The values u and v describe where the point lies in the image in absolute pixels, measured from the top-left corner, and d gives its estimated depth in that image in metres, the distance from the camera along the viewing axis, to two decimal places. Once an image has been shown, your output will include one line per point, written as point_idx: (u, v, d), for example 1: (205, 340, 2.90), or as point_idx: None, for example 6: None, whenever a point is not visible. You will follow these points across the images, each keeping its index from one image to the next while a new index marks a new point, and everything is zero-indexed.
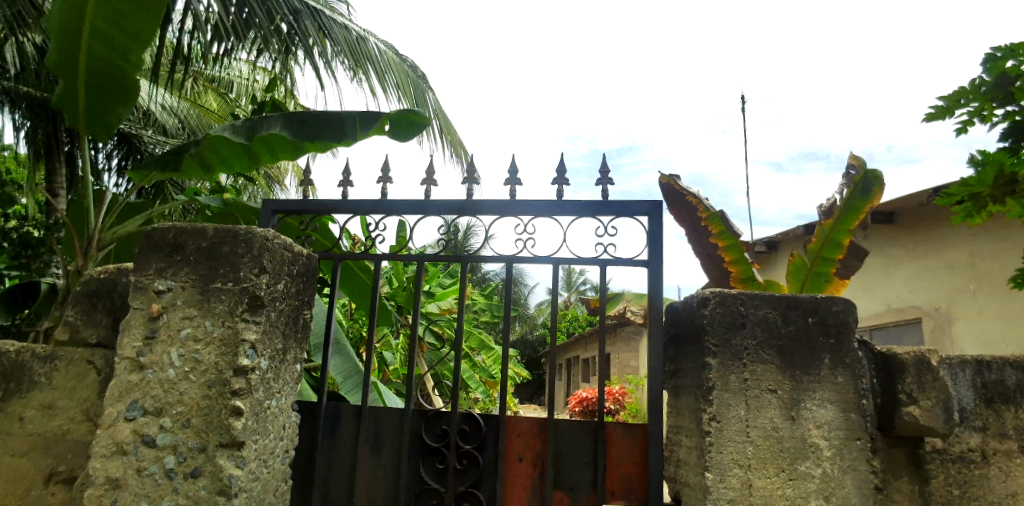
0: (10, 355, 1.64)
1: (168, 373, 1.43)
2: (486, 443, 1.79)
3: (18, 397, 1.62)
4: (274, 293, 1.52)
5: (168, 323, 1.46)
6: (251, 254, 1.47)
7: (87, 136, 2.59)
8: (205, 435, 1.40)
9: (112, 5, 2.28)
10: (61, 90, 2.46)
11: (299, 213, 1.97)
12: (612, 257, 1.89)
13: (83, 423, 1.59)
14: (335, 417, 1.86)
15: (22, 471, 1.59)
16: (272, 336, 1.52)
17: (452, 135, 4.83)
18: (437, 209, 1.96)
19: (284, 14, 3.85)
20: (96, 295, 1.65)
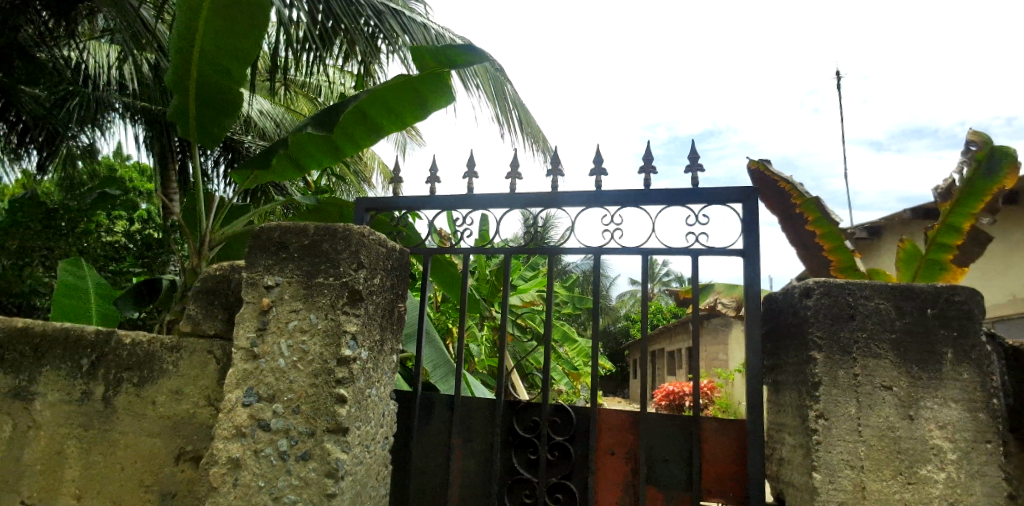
0: (143, 345, 1.81)
1: (278, 362, 1.52)
2: (578, 436, 1.79)
3: (152, 383, 1.79)
4: (371, 287, 1.59)
5: (277, 315, 1.55)
6: (349, 250, 1.55)
7: (198, 146, 2.80)
8: (313, 421, 1.48)
9: (219, 23, 2.48)
10: (174, 105, 2.69)
11: (390, 209, 2.04)
12: (704, 246, 1.82)
13: (206, 407, 1.73)
14: (429, 407, 1.92)
15: (155, 450, 1.76)
16: (371, 328, 1.59)
17: (531, 126, 4.83)
18: (522, 202, 1.96)
19: (367, 17, 4.04)
20: (213, 291, 1.77)
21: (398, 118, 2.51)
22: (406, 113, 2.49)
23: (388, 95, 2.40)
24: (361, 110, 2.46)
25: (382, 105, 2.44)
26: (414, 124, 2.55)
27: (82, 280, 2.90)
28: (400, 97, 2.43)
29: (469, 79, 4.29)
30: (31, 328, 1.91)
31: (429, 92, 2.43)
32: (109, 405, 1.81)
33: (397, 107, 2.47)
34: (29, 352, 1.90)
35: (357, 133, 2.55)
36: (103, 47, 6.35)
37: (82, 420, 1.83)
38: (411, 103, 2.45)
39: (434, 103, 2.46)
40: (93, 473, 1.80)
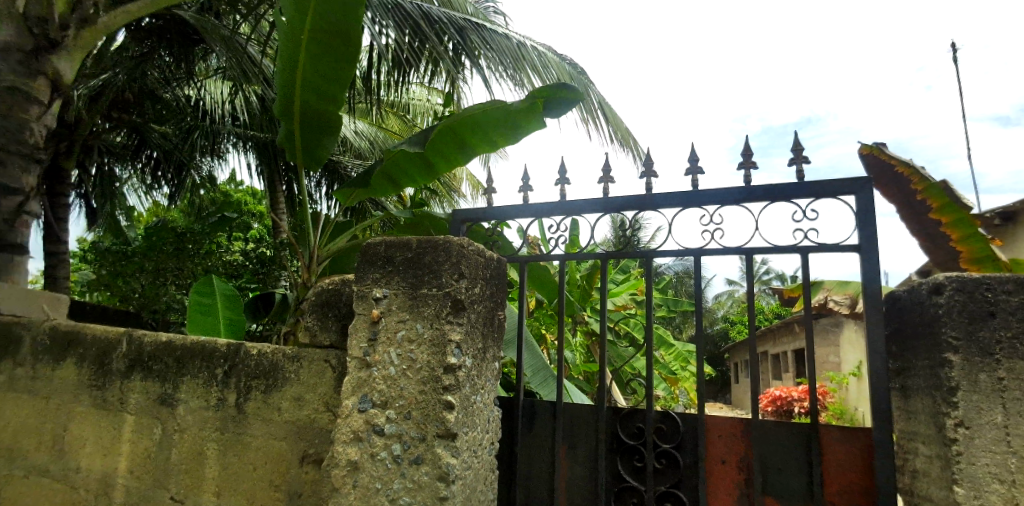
0: (268, 356, 1.96)
1: (390, 371, 1.60)
2: (685, 443, 1.75)
3: (277, 391, 1.93)
4: (472, 296, 1.63)
5: (386, 326, 1.63)
6: (450, 261, 1.60)
7: (304, 167, 3.02)
8: (424, 426, 1.54)
9: (321, 55, 2.65)
10: (284, 131, 2.91)
11: (487, 220, 2.09)
12: (815, 243, 1.72)
13: (325, 413, 1.85)
14: (532, 413, 1.94)
15: (282, 452, 1.90)
16: (473, 337, 1.64)
17: (619, 125, 4.75)
18: (618, 207, 1.94)
19: (451, 34, 4.19)
20: (327, 304, 1.90)
21: (489, 140, 2.55)
22: (498, 136, 2.53)
23: (480, 118, 2.45)
24: (454, 131, 2.53)
25: (474, 126, 2.49)
26: (504, 147, 2.58)
27: (210, 295, 3.18)
28: (490, 120, 2.47)
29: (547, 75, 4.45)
30: (174, 341, 2.13)
31: (520, 116, 2.44)
32: (241, 410, 1.98)
33: (487, 130, 2.51)
34: (172, 363, 2.12)
35: (449, 153, 2.62)
36: (217, 84, 6.97)
37: (218, 424, 2.01)
38: (501, 126, 2.48)
39: (525, 127, 2.48)
40: (229, 472, 1.96)
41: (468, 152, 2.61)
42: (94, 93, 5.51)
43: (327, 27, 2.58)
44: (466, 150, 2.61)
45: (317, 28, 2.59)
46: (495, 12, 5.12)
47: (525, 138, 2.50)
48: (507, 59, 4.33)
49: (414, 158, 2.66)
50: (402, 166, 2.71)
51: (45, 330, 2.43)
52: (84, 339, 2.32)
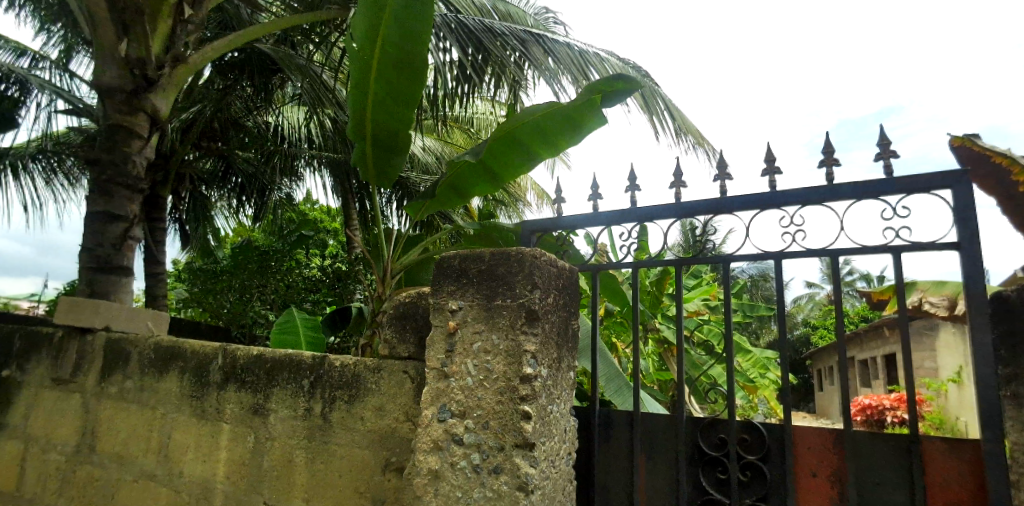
0: (350, 367, 2.04)
1: (467, 381, 1.63)
2: (772, 454, 1.68)
3: (359, 401, 2.01)
4: (546, 306, 1.64)
5: (462, 337, 1.66)
6: (523, 272, 1.62)
7: (377, 186, 3.14)
8: (502, 436, 1.56)
9: (388, 75, 2.77)
10: (357, 151, 3.04)
11: (557, 229, 2.09)
12: (907, 242, 1.62)
13: (406, 422, 1.90)
14: (609, 422, 1.92)
15: (366, 460, 1.97)
16: (548, 347, 1.65)
17: (688, 124, 4.66)
18: (692, 212, 1.90)
19: (513, 47, 4.27)
20: (405, 317, 1.97)
21: (550, 143, 2.55)
22: (558, 138, 2.53)
23: (539, 121, 2.47)
24: (514, 135, 2.55)
25: (533, 131, 2.51)
26: (566, 150, 2.57)
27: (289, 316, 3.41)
28: (549, 123, 2.48)
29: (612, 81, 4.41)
30: (265, 354, 2.26)
31: (579, 117, 2.43)
32: (327, 419, 2.06)
33: (547, 133, 2.52)
34: (263, 375, 2.24)
35: (510, 159, 2.64)
36: (293, 109, 7.36)
37: (306, 432, 2.10)
38: (561, 128, 2.48)
39: (584, 127, 2.46)
40: (317, 479, 2.05)
41: (530, 159, 2.62)
42: (185, 125, 5.94)
43: (395, 47, 2.70)
44: (528, 155, 2.62)
45: (387, 49, 2.72)
46: (555, 22, 5.14)
47: (585, 139, 2.49)
48: (570, 66, 4.35)
49: (476, 166, 2.70)
50: (467, 176, 2.76)
51: (150, 345, 2.63)
52: (184, 353, 2.50)
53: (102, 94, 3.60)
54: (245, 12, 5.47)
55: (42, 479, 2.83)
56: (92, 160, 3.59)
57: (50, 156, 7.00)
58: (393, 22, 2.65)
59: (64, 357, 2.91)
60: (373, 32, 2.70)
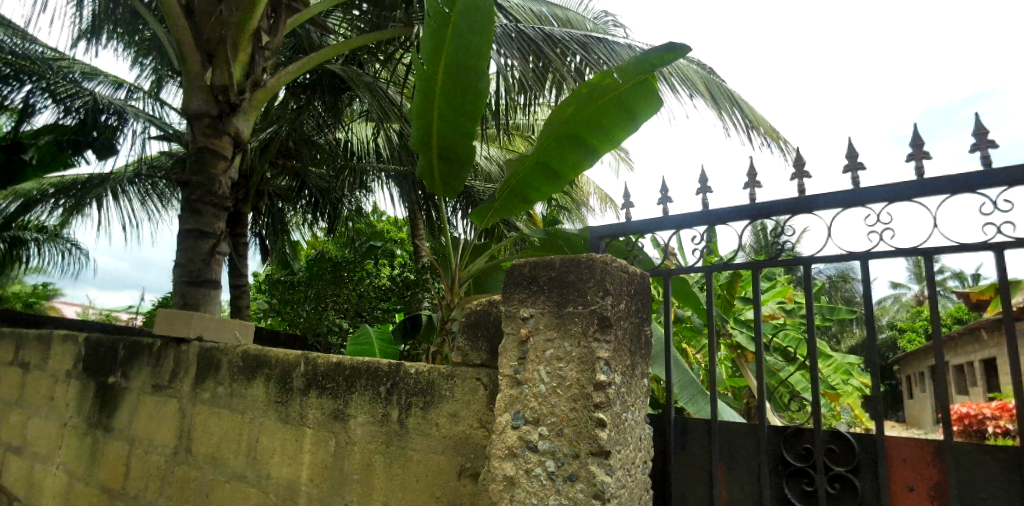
0: (424, 374, 2.09)
1: (540, 388, 1.63)
2: (863, 466, 1.59)
3: (434, 407, 2.05)
4: (618, 312, 1.63)
5: (535, 345, 1.67)
6: (594, 278, 1.61)
7: (443, 198, 3.20)
8: (577, 443, 1.55)
9: (450, 88, 2.84)
10: (422, 165, 3.12)
11: (626, 234, 2.07)
12: (1012, 238, 1.50)
13: (480, 429, 1.92)
14: (685, 430, 1.88)
15: (442, 466, 2.00)
16: (621, 354, 1.63)
17: (759, 118, 4.52)
18: (768, 212, 1.83)
19: (573, 52, 4.29)
20: (477, 325, 2.00)
21: (608, 134, 2.61)
22: (616, 127, 2.58)
23: (598, 111, 2.54)
24: (572, 129, 2.61)
25: (593, 122, 2.57)
26: (624, 140, 2.62)
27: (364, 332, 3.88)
28: (608, 111, 2.54)
29: (679, 81, 4.30)
30: (344, 362, 2.35)
31: (636, 101, 2.49)
32: (403, 425, 2.12)
33: (607, 123, 2.57)
34: (342, 381, 2.34)
35: (570, 155, 2.69)
36: (362, 125, 7.65)
37: (384, 437, 2.17)
38: (621, 115, 2.54)
39: (643, 111, 2.51)
40: (395, 483, 2.10)
41: (592, 153, 2.66)
42: (263, 145, 6.28)
43: (457, 61, 2.77)
44: (589, 149, 2.66)
45: (450, 63, 2.78)
46: (615, 24, 5.11)
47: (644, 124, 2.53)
48: None
49: (537, 165, 2.75)
50: (530, 177, 2.80)
51: (238, 353, 2.79)
52: (269, 361, 2.64)
53: (191, 120, 3.86)
54: (316, 35, 5.74)
55: (145, 478, 3.05)
56: (183, 182, 3.85)
57: (145, 179, 7.57)
58: (454, 36, 2.72)
59: (163, 364, 3.13)
60: (436, 48, 2.77)
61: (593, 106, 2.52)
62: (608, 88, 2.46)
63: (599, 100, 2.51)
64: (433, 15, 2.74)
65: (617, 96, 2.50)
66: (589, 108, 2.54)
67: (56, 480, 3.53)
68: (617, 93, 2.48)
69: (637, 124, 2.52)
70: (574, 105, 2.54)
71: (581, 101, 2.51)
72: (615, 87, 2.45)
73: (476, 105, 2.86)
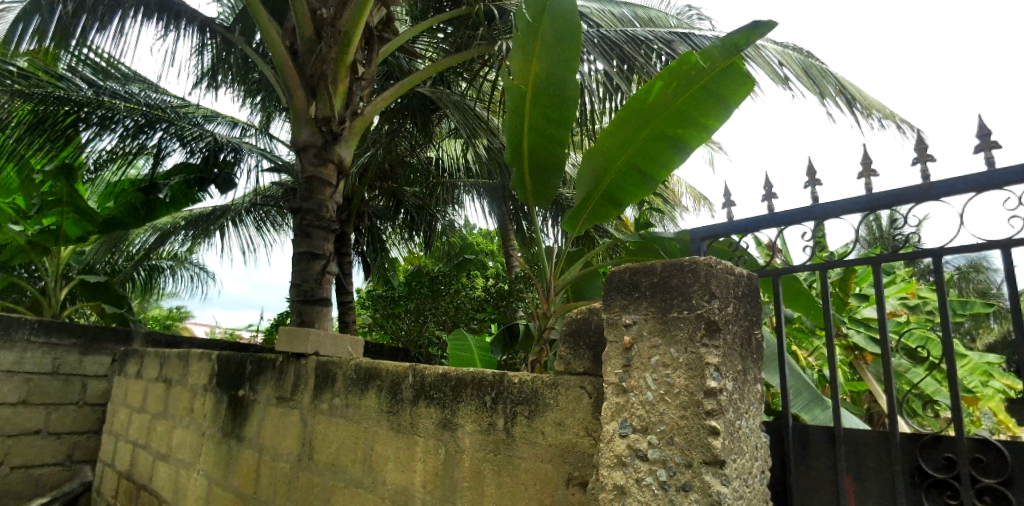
0: (528, 384, 2.12)
1: (647, 396, 1.60)
2: (1018, 478, 1.43)
3: (538, 416, 2.07)
4: (726, 316, 1.58)
5: (639, 352, 1.65)
6: (699, 282, 1.57)
7: (535, 208, 3.23)
8: (689, 452, 1.50)
9: (538, 99, 2.88)
10: (515, 178, 3.18)
11: (729, 234, 1.99)
12: None
13: (586, 437, 1.92)
14: (805, 439, 1.78)
15: (550, 475, 2.01)
16: (732, 359, 1.58)
17: (868, 100, 4.18)
18: (885, 203, 1.69)
19: (659, 49, 4.22)
20: (578, 333, 2.01)
21: (699, 124, 2.56)
22: (707, 116, 2.52)
23: (686, 101, 2.50)
24: (661, 124, 2.59)
25: (681, 114, 2.54)
26: (717, 129, 2.55)
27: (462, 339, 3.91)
28: (696, 101, 2.50)
29: (772, 69, 4.11)
30: (450, 372, 2.44)
31: (726, 86, 2.44)
32: (510, 434, 2.16)
33: (697, 113, 2.53)
34: (449, 391, 2.42)
35: (661, 151, 2.65)
36: (452, 143, 7.91)
37: (491, 445, 2.22)
38: (711, 103, 2.49)
39: (734, 96, 2.45)
40: (503, 491, 2.14)
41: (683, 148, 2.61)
42: (362, 169, 6.64)
43: (544, 70, 2.82)
44: (679, 142, 2.62)
45: (537, 74, 2.84)
46: (700, 17, 4.97)
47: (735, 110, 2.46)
48: None
49: (627, 166, 2.73)
50: (621, 179, 2.78)
51: (351, 366, 2.96)
52: (379, 373, 2.78)
53: (300, 151, 4.16)
54: (405, 61, 6.01)
55: (273, 484, 3.29)
56: (295, 209, 4.15)
57: (260, 208, 8.23)
58: (540, 46, 2.77)
59: (285, 378, 3.38)
60: (523, 60, 2.84)
61: (680, 98, 2.49)
62: (694, 75, 2.43)
63: (687, 90, 2.47)
64: (519, 28, 2.81)
65: (705, 85, 2.46)
66: (677, 100, 2.50)
67: (197, 484, 3.89)
68: (705, 80, 2.44)
69: (730, 111, 2.46)
70: (661, 98, 2.52)
71: (668, 94, 2.49)
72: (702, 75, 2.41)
73: (565, 112, 2.88)
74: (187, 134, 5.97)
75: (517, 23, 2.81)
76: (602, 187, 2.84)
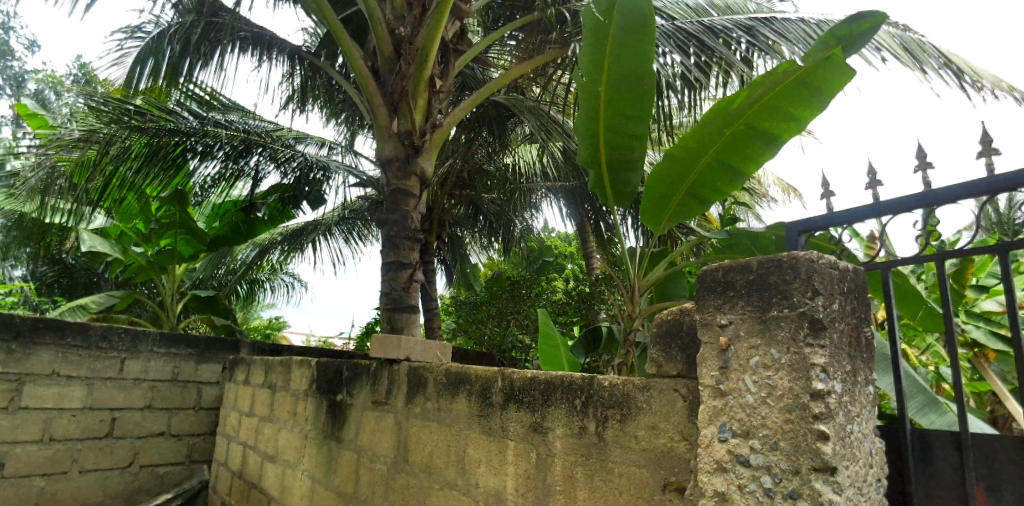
0: (619, 387, 2.09)
1: (747, 399, 1.54)
2: None
3: (631, 420, 2.04)
4: (832, 314, 1.49)
5: (737, 353, 1.58)
6: (800, 279, 1.50)
7: (616, 206, 3.21)
8: (796, 458, 1.43)
9: (615, 98, 2.84)
10: (593, 178, 3.17)
11: (829, 227, 1.86)
12: None
13: (682, 442, 1.87)
14: (925, 444, 1.65)
15: (645, 481, 1.96)
16: (840, 359, 1.49)
17: (979, 72, 3.83)
18: (1010, 183, 1.53)
19: (739, 37, 4.06)
20: (670, 335, 1.96)
21: (792, 118, 2.44)
22: (801, 109, 2.40)
23: (778, 96, 2.39)
24: (750, 120, 2.49)
25: (772, 109, 2.44)
26: (812, 121, 2.42)
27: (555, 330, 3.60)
28: (789, 95, 2.38)
29: (868, 49, 3.84)
30: (539, 376, 2.45)
31: (823, 79, 2.29)
32: (602, 438, 2.13)
33: (789, 106, 2.41)
34: (539, 395, 2.43)
35: (750, 147, 2.57)
36: (527, 148, 7.96)
37: (584, 450, 2.20)
38: (805, 96, 2.36)
39: (832, 88, 2.31)
40: (598, 496, 2.12)
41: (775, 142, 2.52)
42: (441, 179, 6.81)
43: (620, 69, 2.76)
44: (770, 137, 2.52)
45: (613, 74, 2.79)
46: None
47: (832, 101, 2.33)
48: (809, 39, 3.96)
49: (714, 163, 2.66)
50: (707, 177, 2.72)
51: (442, 371, 3.04)
52: (469, 378, 2.83)
53: (386, 165, 4.33)
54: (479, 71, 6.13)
55: (372, 485, 3.43)
56: (383, 220, 4.33)
57: (347, 220, 8.65)
58: (615, 45, 2.72)
59: (380, 383, 3.52)
60: (597, 62, 2.79)
61: (772, 94, 2.38)
62: (787, 71, 2.29)
63: (778, 85, 2.35)
64: (591, 28, 2.75)
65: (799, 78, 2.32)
66: (768, 95, 2.39)
67: (302, 484, 4.12)
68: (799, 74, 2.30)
69: (827, 103, 2.33)
70: (750, 96, 2.41)
71: (758, 91, 2.38)
72: (796, 69, 2.27)
73: (642, 109, 2.83)
74: (280, 156, 6.40)
75: (589, 23, 2.75)
76: (687, 186, 2.78)
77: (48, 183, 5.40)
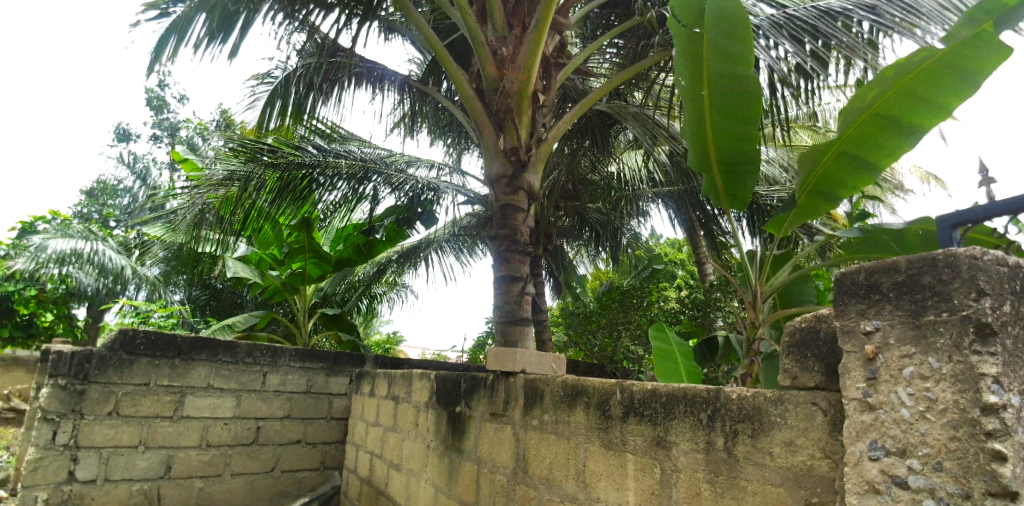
0: (749, 400, 1.98)
1: (903, 413, 1.39)
2: None
3: (764, 435, 1.91)
4: (1003, 317, 1.32)
5: (887, 363, 1.44)
6: (961, 278, 1.34)
7: (730, 210, 3.09)
8: (966, 481, 1.27)
9: (721, 103, 2.72)
10: (705, 182, 3.06)
11: (990, 218, 1.63)
12: None
13: (825, 460, 1.73)
14: None
15: (783, 500, 1.83)
16: (1015, 367, 1.31)
17: None
18: None
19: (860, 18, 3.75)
20: (804, 344, 1.83)
21: (933, 107, 2.22)
22: (943, 98, 2.17)
23: (916, 84, 2.18)
24: (882, 111, 2.30)
25: (909, 98, 2.23)
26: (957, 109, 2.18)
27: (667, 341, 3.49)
28: (929, 81, 2.15)
29: None
30: (659, 389, 2.38)
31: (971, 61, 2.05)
32: (732, 454, 2.02)
33: (929, 94, 2.19)
34: (660, 408, 2.36)
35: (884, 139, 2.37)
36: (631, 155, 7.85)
37: (712, 466, 2.10)
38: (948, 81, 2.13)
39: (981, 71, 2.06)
40: None
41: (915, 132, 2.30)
42: (548, 192, 6.88)
43: (719, 75, 2.65)
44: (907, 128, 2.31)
45: (712, 79, 2.68)
46: None
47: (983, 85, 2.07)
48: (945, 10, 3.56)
49: (841, 158, 2.50)
50: (834, 172, 2.55)
51: (559, 383, 3.04)
52: (587, 390, 2.81)
53: (493, 182, 4.43)
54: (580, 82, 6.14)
55: (492, 495, 3.50)
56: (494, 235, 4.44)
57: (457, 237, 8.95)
58: (709, 51, 2.61)
59: (496, 395, 3.59)
60: (694, 69, 2.70)
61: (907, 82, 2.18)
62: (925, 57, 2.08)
63: (915, 72, 2.14)
64: (682, 37, 2.67)
65: (939, 61, 2.10)
66: (901, 83, 2.19)
67: (426, 491, 4.29)
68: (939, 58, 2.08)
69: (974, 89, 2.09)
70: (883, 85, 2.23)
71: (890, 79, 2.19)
72: (935, 53, 2.06)
73: (751, 111, 2.69)
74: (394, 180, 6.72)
75: (679, 33, 2.67)
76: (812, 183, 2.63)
77: (200, 218, 6.21)
